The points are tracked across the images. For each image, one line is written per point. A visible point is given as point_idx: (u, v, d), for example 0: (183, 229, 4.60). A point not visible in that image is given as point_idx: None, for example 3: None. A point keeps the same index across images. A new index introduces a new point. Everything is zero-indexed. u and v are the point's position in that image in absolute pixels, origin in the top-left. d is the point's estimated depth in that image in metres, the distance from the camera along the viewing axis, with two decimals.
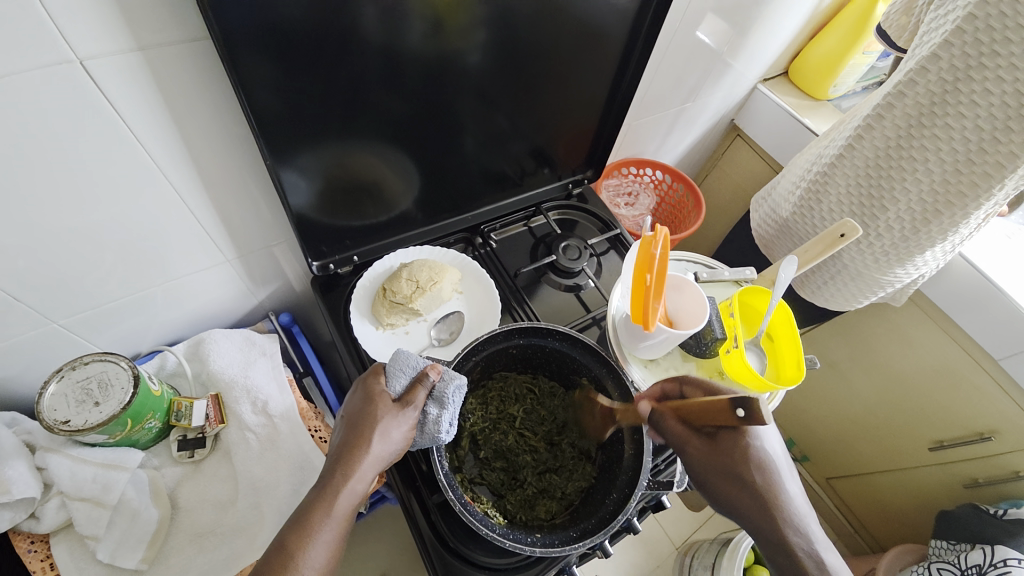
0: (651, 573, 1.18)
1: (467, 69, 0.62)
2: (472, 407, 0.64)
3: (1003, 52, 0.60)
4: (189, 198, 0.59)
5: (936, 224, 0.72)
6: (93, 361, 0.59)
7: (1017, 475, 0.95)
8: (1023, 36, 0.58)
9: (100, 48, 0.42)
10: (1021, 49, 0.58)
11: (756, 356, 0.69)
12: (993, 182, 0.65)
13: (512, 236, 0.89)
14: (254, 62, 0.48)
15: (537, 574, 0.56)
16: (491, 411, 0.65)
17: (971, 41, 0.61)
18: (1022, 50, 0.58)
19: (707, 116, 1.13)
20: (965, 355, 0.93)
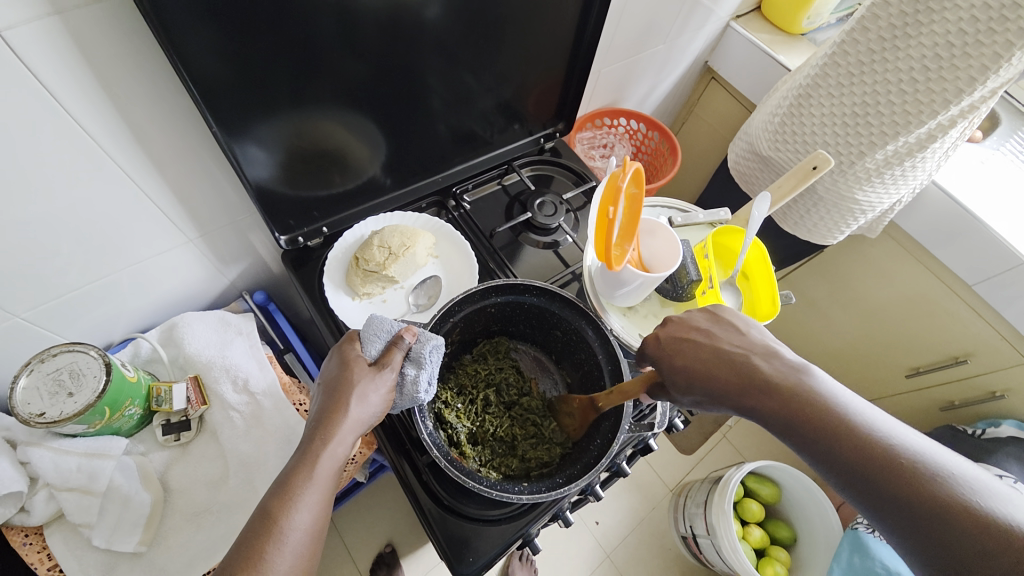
0: (647, 515, 1.23)
1: (426, 24, 0.59)
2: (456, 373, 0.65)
3: None
4: (139, 177, 0.56)
5: (908, 134, 0.72)
6: (62, 352, 0.57)
7: (994, 395, 0.99)
8: None
9: (17, 16, 0.39)
10: None
11: (732, 295, 0.68)
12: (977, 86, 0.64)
13: (485, 197, 0.87)
14: (190, 28, 0.45)
15: (531, 521, 0.58)
16: (480, 375, 0.66)
17: None
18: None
19: (682, 61, 1.09)
20: (940, 284, 0.95)
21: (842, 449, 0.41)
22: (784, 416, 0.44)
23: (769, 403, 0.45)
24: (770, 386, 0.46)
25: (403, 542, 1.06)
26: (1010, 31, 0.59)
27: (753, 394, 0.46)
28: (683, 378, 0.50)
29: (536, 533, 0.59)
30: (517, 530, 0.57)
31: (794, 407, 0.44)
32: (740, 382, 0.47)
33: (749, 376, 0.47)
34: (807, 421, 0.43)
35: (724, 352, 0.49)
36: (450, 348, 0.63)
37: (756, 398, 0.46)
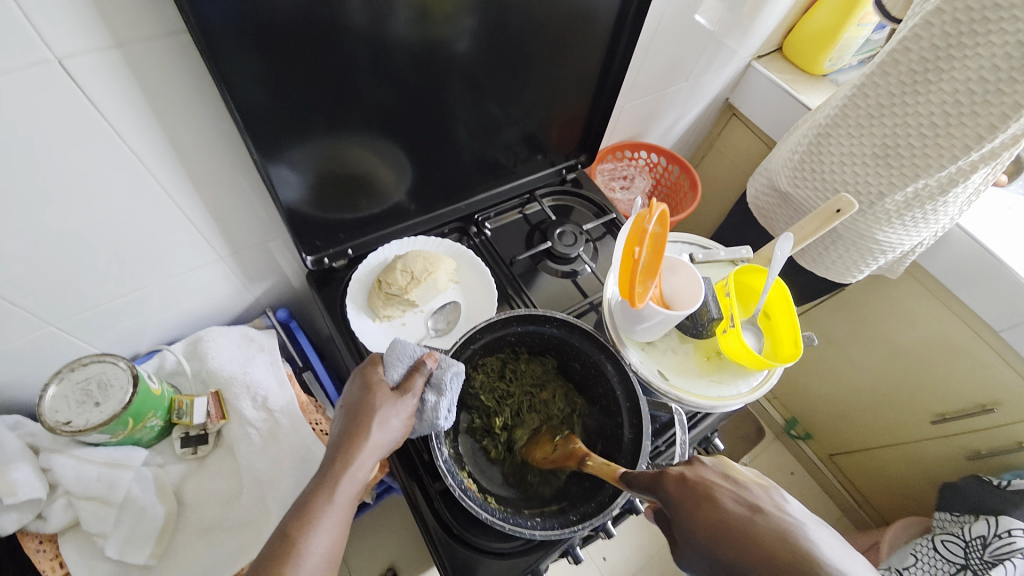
0: (657, 554, 1.19)
1: (456, 57, 0.62)
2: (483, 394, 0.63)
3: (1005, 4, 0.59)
4: (178, 195, 0.58)
5: (925, 175, 0.72)
6: (91, 362, 0.59)
7: (1022, 446, 0.95)
8: None
9: (79, 46, 0.42)
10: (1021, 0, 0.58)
11: (754, 336, 0.68)
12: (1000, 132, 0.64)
13: (507, 225, 0.89)
14: (235, 56, 0.47)
15: (541, 557, 0.56)
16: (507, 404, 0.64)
17: None
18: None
19: (703, 98, 1.11)
20: (966, 328, 0.93)
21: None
22: None
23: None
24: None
25: (406, 569, 1.04)
26: None
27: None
28: (705, 542, 0.41)
29: (546, 569, 0.58)
30: (527, 565, 0.56)
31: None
32: (790, 566, 0.35)
33: (797, 552, 0.36)
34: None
35: (763, 517, 0.40)
36: (477, 377, 0.63)
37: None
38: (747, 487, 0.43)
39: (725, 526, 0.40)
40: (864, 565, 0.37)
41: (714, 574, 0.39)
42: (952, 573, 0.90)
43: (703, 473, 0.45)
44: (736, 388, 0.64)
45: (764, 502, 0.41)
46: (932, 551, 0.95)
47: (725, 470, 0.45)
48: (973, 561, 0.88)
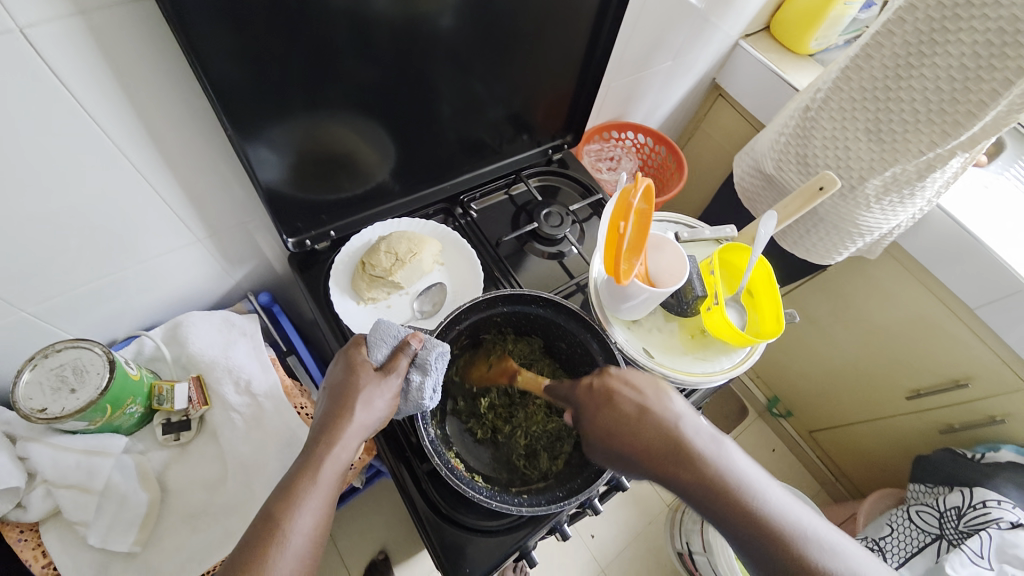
0: (643, 529, 1.22)
1: (439, 33, 0.60)
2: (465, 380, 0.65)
3: None
4: (151, 175, 0.56)
5: (903, 160, 0.74)
6: (66, 348, 0.57)
7: (993, 419, 0.99)
8: None
9: (38, 15, 0.39)
10: None
11: (738, 313, 0.69)
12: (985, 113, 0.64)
13: (493, 206, 0.87)
14: (207, 29, 0.45)
15: (528, 534, 0.57)
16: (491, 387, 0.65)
17: None
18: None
19: (689, 77, 1.11)
20: (942, 307, 0.95)
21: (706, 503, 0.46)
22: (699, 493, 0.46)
23: (685, 480, 0.47)
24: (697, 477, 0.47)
25: (396, 550, 1.05)
26: (1009, 68, 0.61)
27: (676, 466, 0.48)
28: (602, 438, 0.51)
29: (533, 545, 0.59)
30: (515, 541, 0.56)
31: (707, 481, 0.46)
32: (658, 450, 0.48)
33: (671, 440, 0.48)
34: (717, 494, 0.46)
35: (651, 416, 0.50)
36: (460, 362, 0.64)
37: (673, 470, 0.47)
38: (642, 390, 0.52)
39: (622, 426, 0.50)
40: (718, 439, 0.49)
41: (609, 459, 0.51)
42: (926, 541, 0.93)
43: (608, 380, 0.53)
44: (720, 364, 0.65)
45: (653, 402, 0.51)
46: (908, 520, 0.98)
47: (630, 377, 0.53)
48: (948, 531, 0.91)
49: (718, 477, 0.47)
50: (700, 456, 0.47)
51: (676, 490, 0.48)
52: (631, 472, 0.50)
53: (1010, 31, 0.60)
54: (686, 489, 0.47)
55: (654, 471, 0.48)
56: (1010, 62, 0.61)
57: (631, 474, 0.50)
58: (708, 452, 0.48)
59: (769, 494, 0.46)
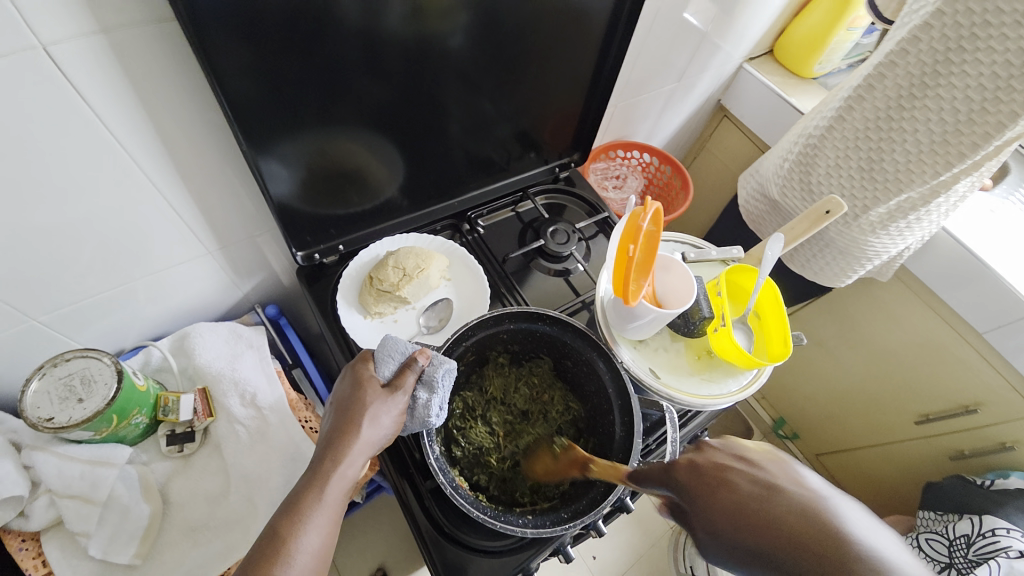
0: (647, 552, 1.20)
1: (449, 53, 0.61)
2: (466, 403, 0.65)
3: (994, 22, 0.60)
4: (166, 188, 0.57)
5: (908, 190, 0.74)
6: (74, 357, 0.58)
7: (1004, 446, 0.97)
8: (1012, 7, 0.59)
9: (64, 32, 0.40)
10: (1013, 19, 0.59)
11: (745, 334, 0.69)
12: (993, 142, 0.65)
13: (499, 222, 0.88)
14: (226, 48, 0.47)
15: (532, 555, 0.56)
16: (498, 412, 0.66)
17: (963, 9, 0.62)
18: (1013, 21, 0.59)
19: (693, 98, 1.12)
20: (949, 330, 0.95)
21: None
22: None
23: (841, 572, 0.33)
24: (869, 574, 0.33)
25: (395, 568, 1.03)
26: (1015, 102, 0.61)
27: (842, 565, 0.34)
28: (724, 528, 0.39)
29: (536, 567, 0.58)
30: (517, 563, 0.56)
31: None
32: (801, 537, 0.36)
33: (814, 527, 0.36)
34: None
35: (784, 495, 0.39)
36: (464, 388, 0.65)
37: (832, 560, 0.34)
38: (763, 468, 0.42)
39: (743, 505, 0.39)
40: (878, 530, 0.36)
41: (735, 560, 0.38)
42: (935, 570, 0.92)
43: (715, 458, 0.44)
44: (726, 386, 0.64)
45: (781, 480, 0.40)
46: (917, 548, 0.97)
47: (740, 453, 0.44)
48: (956, 560, 0.90)
49: (893, 575, 0.33)
50: (864, 548, 0.34)
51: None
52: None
53: (1017, 64, 0.60)
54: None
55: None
56: (1017, 94, 0.61)
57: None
58: (865, 538, 0.35)
59: None
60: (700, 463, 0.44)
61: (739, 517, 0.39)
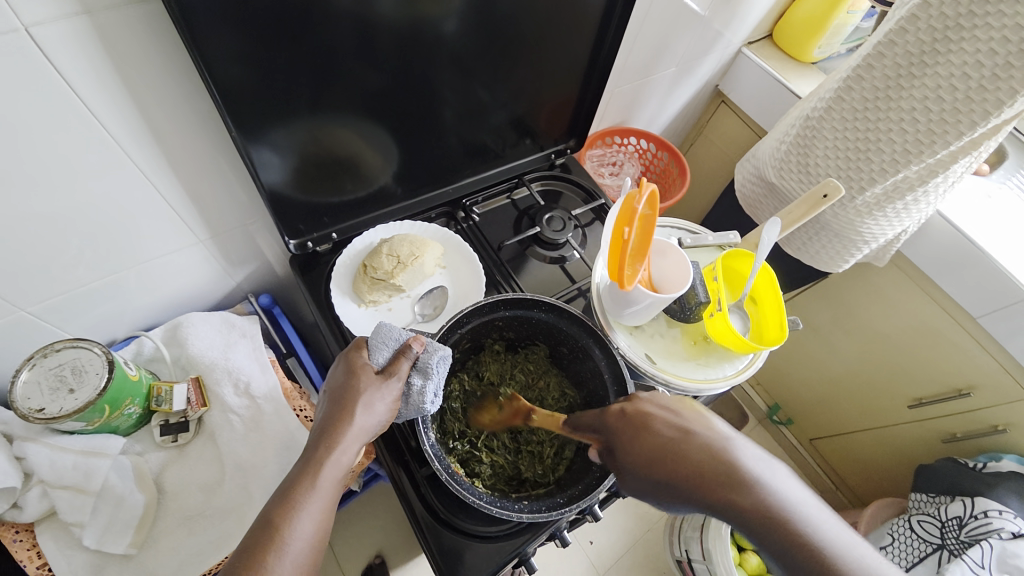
0: (642, 536, 1.21)
1: (443, 38, 0.60)
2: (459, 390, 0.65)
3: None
4: (155, 176, 0.56)
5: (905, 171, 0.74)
6: (65, 348, 0.57)
7: (996, 428, 0.98)
8: None
9: (46, 14, 0.39)
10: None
11: (740, 320, 0.69)
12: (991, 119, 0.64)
13: (494, 210, 0.87)
14: (215, 31, 0.45)
15: (528, 540, 0.57)
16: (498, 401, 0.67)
17: None
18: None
19: (691, 85, 1.11)
20: (945, 315, 0.95)
21: (740, 511, 0.40)
22: (760, 519, 0.39)
23: (729, 503, 0.40)
24: (744, 494, 0.40)
25: (393, 554, 1.04)
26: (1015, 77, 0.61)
27: (726, 490, 0.41)
28: (639, 466, 0.45)
29: (532, 552, 0.58)
30: (514, 548, 0.56)
31: (751, 509, 0.39)
32: (701, 474, 0.42)
33: (711, 463, 0.42)
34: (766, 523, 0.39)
35: (696, 439, 0.44)
36: (460, 377, 0.65)
37: (726, 493, 0.40)
38: (682, 415, 0.47)
39: (662, 450, 0.44)
40: (768, 464, 0.42)
41: (654, 493, 0.44)
42: (928, 552, 0.94)
43: (643, 409, 0.48)
44: (721, 371, 0.64)
45: (696, 424, 0.46)
46: (910, 530, 0.98)
47: (669, 404, 0.48)
48: (949, 541, 0.92)
49: (770, 499, 0.40)
50: (752, 478, 0.41)
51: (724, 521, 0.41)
52: (672, 503, 0.43)
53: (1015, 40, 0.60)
54: (735, 515, 0.40)
55: (702, 498, 0.41)
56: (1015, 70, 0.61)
57: (678, 506, 0.43)
58: (761, 476, 0.41)
59: (818, 522, 0.39)
60: (619, 413, 0.49)
61: (653, 458, 0.45)
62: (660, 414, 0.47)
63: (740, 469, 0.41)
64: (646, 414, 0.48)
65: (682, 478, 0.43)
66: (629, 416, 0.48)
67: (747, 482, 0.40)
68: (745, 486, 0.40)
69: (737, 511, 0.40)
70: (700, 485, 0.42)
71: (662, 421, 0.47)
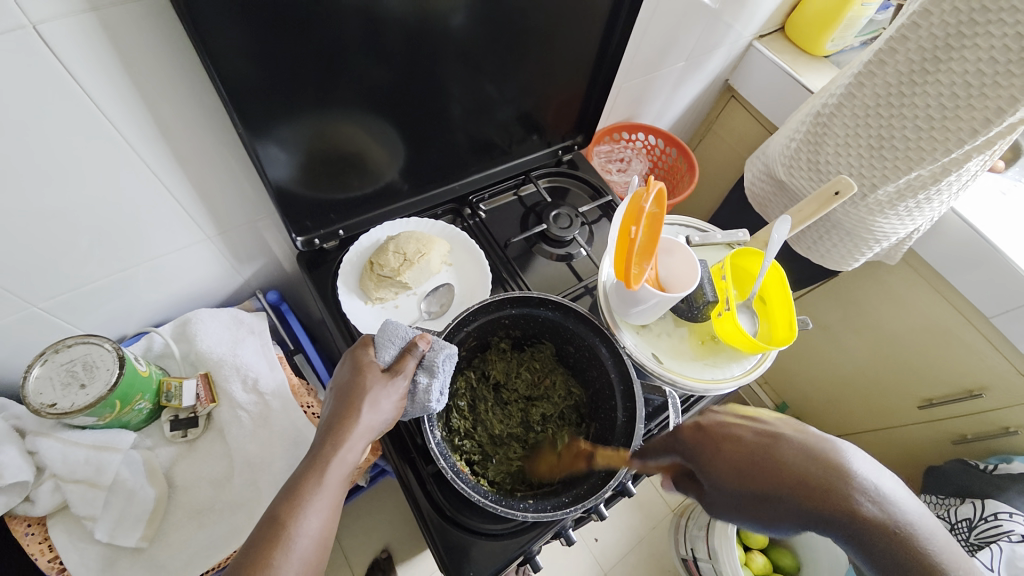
0: (648, 535, 1.22)
1: (450, 32, 0.59)
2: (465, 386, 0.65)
3: None
4: (162, 172, 0.56)
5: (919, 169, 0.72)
6: (76, 343, 0.58)
7: (1007, 430, 0.97)
8: None
9: (54, 11, 0.39)
10: None
11: (748, 319, 0.68)
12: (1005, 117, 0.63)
13: (502, 206, 0.87)
14: (220, 28, 0.45)
15: (533, 537, 0.57)
16: (504, 399, 0.66)
17: None
18: None
19: (700, 79, 1.10)
20: (956, 314, 0.94)
21: (856, 522, 0.39)
22: (870, 529, 0.39)
23: (845, 511, 0.40)
24: (859, 504, 0.40)
25: (400, 549, 1.05)
26: None
27: (836, 499, 0.40)
28: (732, 479, 0.45)
29: (537, 550, 0.58)
30: (519, 546, 0.56)
31: (864, 517, 0.39)
32: (805, 480, 0.42)
33: (815, 469, 0.42)
34: (889, 533, 0.39)
35: (787, 445, 0.44)
36: (467, 374, 0.65)
37: (838, 503, 0.40)
38: (763, 421, 0.47)
39: (752, 463, 0.44)
40: (865, 465, 0.43)
41: (744, 510, 0.43)
42: None
43: (717, 418, 0.48)
44: (729, 371, 0.64)
45: (782, 430, 0.45)
46: None
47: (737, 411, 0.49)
48: (959, 544, 0.91)
49: (882, 505, 0.40)
50: (856, 483, 0.41)
51: (835, 533, 0.40)
52: (775, 522, 0.42)
53: None
54: (853, 526, 0.39)
55: (803, 511, 0.41)
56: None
57: (777, 522, 0.42)
58: (867, 479, 0.41)
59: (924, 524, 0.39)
60: (700, 424, 0.48)
61: (745, 468, 0.44)
62: (745, 422, 0.47)
63: (847, 475, 0.41)
64: (720, 427, 0.47)
65: (789, 491, 0.42)
66: (705, 428, 0.48)
67: (853, 488, 0.40)
68: (857, 492, 0.40)
69: (845, 522, 0.40)
70: (800, 499, 0.41)
71: (750, 432, 0.46)
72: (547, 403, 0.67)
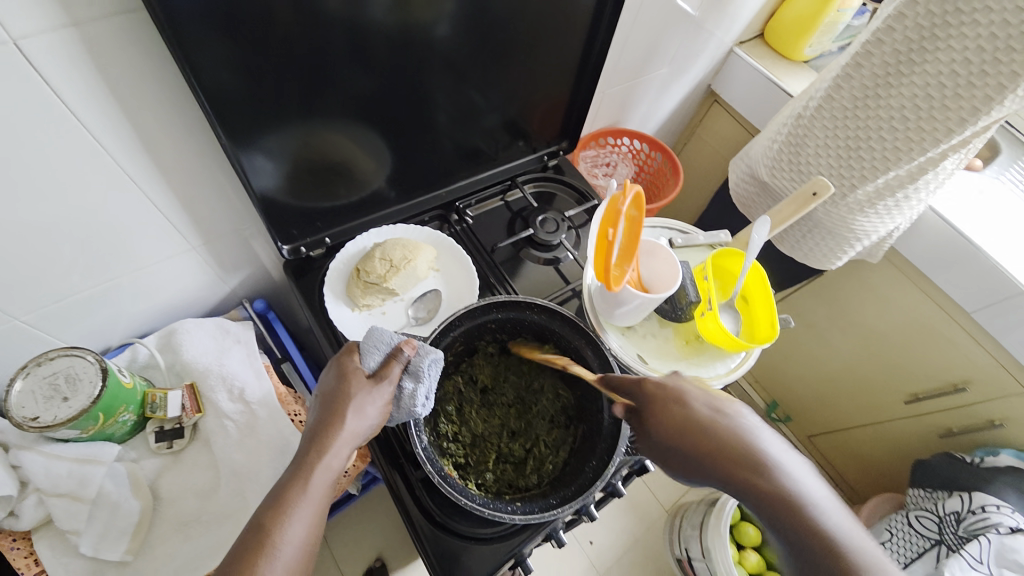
0: (642, 536, 1.21)
1: (434, 42, 0.60)
2: (454, 391, 0.65)
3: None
4: (145, 183, 0.56)
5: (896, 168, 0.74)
6: (59, 356, 0.57)
7: (992, 423, 0.98)
8: None
9: (33, 26, 0.39)
10: None
11: (731, 318, 0.69)
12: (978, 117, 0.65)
13: (489, 212, 0.88)
14: (202, 41, 0.46)
15: (523, 541, 0.57)
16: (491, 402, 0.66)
17: None
18: None
19: (683, 84, 1.11)
20: (938, 310, 0.96)
21: (759, 493, 0.42)
22: (773, 502, 0.42)
23: (749, 481, 0.43)
24: (761, 478, 0.43)
25: (393, 557, 1.04)
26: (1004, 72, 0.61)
27: (749, 474, 0.43)
28: (666, 438, 0.48)
29: (528, 553, 0.58)
30: (510, 550, 0.56)
31: (767, 491, 0.42)
32: (723, 451, 0.45)
33: (734, 447, 0.45)
34: (789, 505, 0.41)
35: (720, 422, 0.47)
36: (455, 379, 0.66)
37: (745, 475, 0.43)
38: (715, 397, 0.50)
39: (688, 428, 0.47)
40: (790, 454, 0.45)
41: (672, 464, 0.48)
42: (925, 547, 0.94)
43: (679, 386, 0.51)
44: (714, 370, 0.65)
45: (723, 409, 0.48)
46: (908, 525, 0.98)
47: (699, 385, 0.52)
48: (947, 537, 0.92)
49: (787, 484, 0.42)
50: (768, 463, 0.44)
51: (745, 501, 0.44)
52: (696, 478, 0.46)
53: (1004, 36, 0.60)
54: (754, 495, 0.43)
55: (719, 476, 0.45)
56: (1002, 68, 0.61)
57: (698, 478, 0.46)
58: (782, 464, 0.44)
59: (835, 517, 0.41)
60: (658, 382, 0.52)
61: (680, 431, 0.48)
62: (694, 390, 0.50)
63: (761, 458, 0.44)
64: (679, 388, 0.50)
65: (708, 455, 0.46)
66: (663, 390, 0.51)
67: (767, 466, 0.43)
68: (761, 470, 0.43)
69: (749, 490, 0.43)
70: (720, 467, 0.45)
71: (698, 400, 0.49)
72: (536, 406, 0.67)
